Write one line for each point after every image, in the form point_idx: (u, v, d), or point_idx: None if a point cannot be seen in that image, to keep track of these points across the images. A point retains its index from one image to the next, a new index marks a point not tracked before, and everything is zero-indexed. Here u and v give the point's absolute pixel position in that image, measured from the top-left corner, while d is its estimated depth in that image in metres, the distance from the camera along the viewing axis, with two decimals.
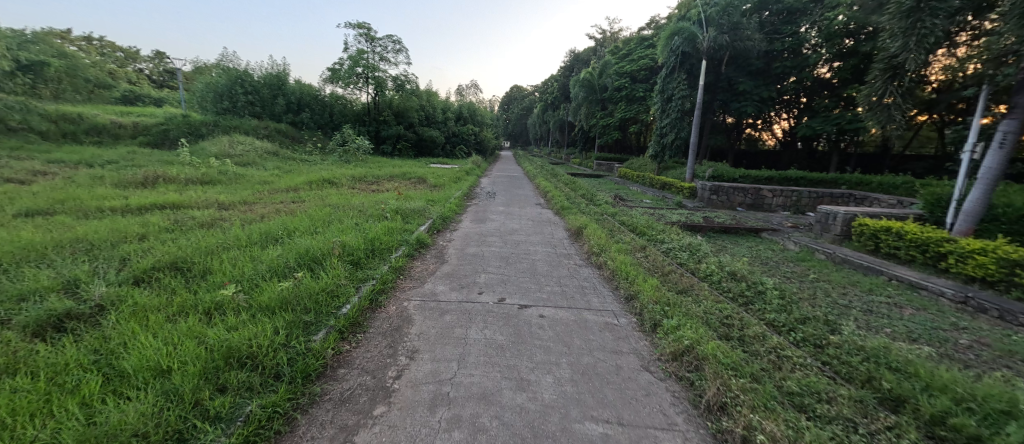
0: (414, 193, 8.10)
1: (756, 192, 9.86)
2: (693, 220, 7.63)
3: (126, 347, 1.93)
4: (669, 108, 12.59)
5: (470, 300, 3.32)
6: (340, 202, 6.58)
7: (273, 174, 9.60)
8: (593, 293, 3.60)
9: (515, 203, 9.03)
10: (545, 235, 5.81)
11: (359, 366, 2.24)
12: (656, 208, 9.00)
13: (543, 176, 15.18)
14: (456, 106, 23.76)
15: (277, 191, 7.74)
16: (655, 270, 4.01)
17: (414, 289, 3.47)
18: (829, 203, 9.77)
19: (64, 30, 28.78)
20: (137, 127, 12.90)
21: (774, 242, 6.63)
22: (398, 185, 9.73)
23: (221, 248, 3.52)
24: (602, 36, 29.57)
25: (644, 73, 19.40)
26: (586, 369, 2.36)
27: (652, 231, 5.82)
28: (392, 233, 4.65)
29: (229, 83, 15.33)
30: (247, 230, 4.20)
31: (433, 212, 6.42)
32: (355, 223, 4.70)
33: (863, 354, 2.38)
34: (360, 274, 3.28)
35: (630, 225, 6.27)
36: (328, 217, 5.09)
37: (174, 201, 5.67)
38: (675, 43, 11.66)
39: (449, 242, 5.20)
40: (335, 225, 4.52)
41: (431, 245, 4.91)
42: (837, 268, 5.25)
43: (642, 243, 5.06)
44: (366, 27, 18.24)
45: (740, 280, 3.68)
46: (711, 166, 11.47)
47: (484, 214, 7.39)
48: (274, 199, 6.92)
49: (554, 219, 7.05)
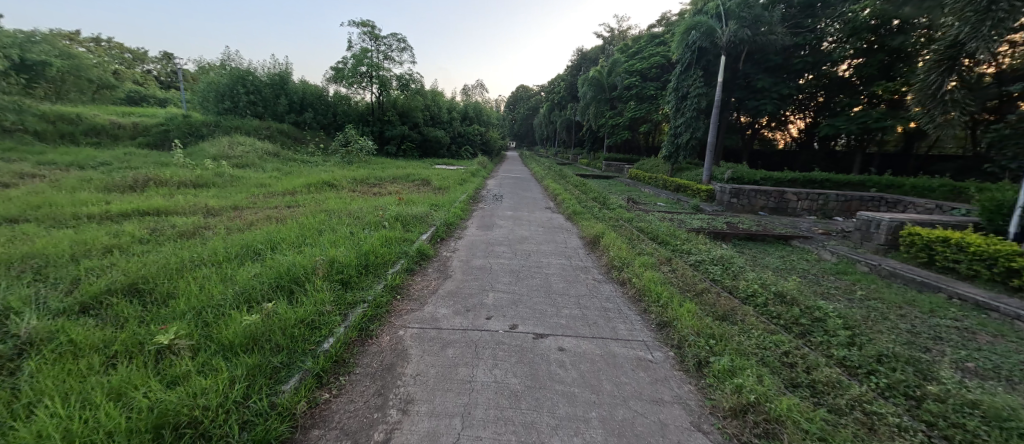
0: (417, 197, 7.66)
1: (780, 195, 9.27)
2: (716, 226, 7.09)
3: (28, 413, 1.47)
4: (684, 107, 12.03)
5: (476, 328, 2.84)
6: (337, 207, 6.15)
7: (271, 177, 9.22)
8: (618, 317, 3.11)
9: (524, 206, 8.55)
10: (557, 244, 5.34)
11: (338, 425, 1.76)
12: (673, 213, 8.46)
13: (551, 177, 14.71)
14: (461, 106, 23.33)
15: (273, 195, 7.34)
16: (688, 289, 3.50)
17: (412, 313, 3.00)
18: (857, 207, 9.18)
19: (72, 31, 28.84)
20: (137, 127, 12.65)
21: (807, 251, 6.08)
22: (400, 188, 9.30)
23: (192, 264, 3.07)
24: (610, 34, 28.96)
25: (655, 71, 18.79)
26: (622, 428, 1.87)
27: (675, 240, 5.31)
28: (391, 244, 4.19)
29: (231, 83, 15.02)
30: (229, 241, 3.75)
31: (436, 218, 5.96)
32: (350, 233, 4.25)
33: (980, 414, 1.87)
34: (349, 296, 2.82)
35: (650, 233, 5.77)
36: (323, 225, 4.64)
37: (159, 207, 5.28)
38: (692, 37, 11.09)
39: (453, 252, 4.73)
40: (328, 235, 4.08)
41: (433, 256, 4.44)
42: (886, 284, 4.69)
43: (666, 255, 4.56)
44: (371, 25, 17.84)
45: (789, 303, 3.18)
46: (729, 167, 10.89)
47: (491, 219, 6.92)
48: (269, 203, 6.51)
49: (566, 225, 6.57)
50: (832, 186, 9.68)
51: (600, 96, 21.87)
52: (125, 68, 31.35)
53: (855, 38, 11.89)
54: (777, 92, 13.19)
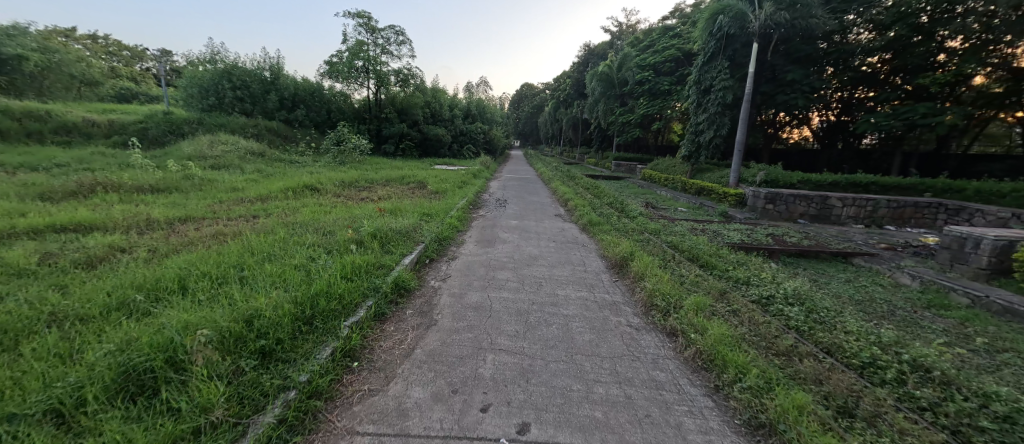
0: (406, 203, 6.66)
1: (823, 200, 8.10)
2: (758, 238, 6.01)
3: None
4: (707, 101, 10.93)
5: (465, 433, 1.77)
6: (309, 219, 5.15)
7: (248, 179, 8.24)
8: (680, 406, 2.04)
9: (530, 214, 7.54)
10: (575, 267, 4.30)
11: None
12: (702, 221, 7.39)
13: (559, 179, 13.57)
14: (464, 103, 22.25)
15: (241, 201, 6.37)
16: (771, 353, 2.44)
17: (369, 400, 1.94)
18: (911, 215, 8.03)
19: (65, 27, 28.05)
20: (112, 125, 11.73)
21: (878, 273, 5.00)
22: (393, 192, 8.31)
23: (45, 325, 2.06)
24: (618, 29, 27.78)
25: (669, 65, 17.64)
26: None
27: (720, 262, 4.27)
28: (359, 275, 3.16)
29: (216, 77, 14.12)
30: (129, 277, 2.72)
31: (425, 232, 4.92)
32: (306, 260, 3.25)
33: None
34: (266, 379, 1.80)
35: (687, 251, 4.69)
36: (275, 246, 3.61)
37: (85, 220, 4.31)
38: (719, 22, 9.96)
39: (441, 282, 3.68)
40: (276, 265, 3.06)
41: (416, 289, 3.41)
42: (1005, 324, 3.59)
43: (720, 288, 3.48)
44: (366, 16, 16.81)
45: (941, 384, 2.10)
46: (760, 169, 9.73)
47: (492, 232, 5.85)
48: (231, 213, 5.54)
49: (582, 239, 5.55)
50: (880, 190, 8.55)
51: (609, 92, 20.73)
52: (122, 66, 30.84)
53: (901, 23, 10.68)
54: (808, 85, 11.98)
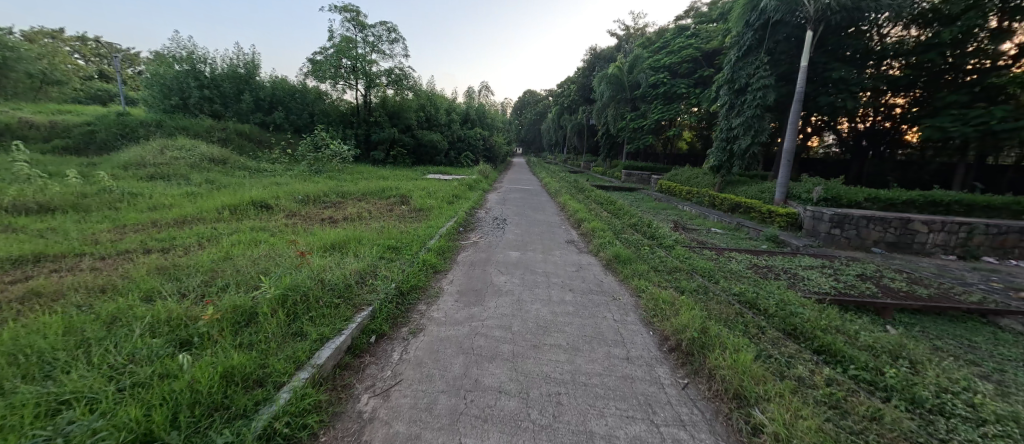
0: (370, 230, 5.07)
1: (904, 224, 6.40)
2: (854, 284, 4.33)
3: None
4: (741, 102, 9.33)
5: None
6: (216, 257, 3.57)
7: (184, 193, 6.63)
8: None
9: (535, 239, 5.94)
10: (612, 355, 2.61)
11: None
12: (758, 252, 5.72)
13: (568, 191, 12.00)
14: (463, 107, 20.70)
15: (149, 226, 4.80)
16: None
17: None
18: (1016, 243, 6.33)
19: (50, 28, 26.77)
20: (54, 127, 10.24)
21: None
22: (364, 209, 6.77)
23: None
24: (626, 31, 26.27)
25: (686, 65, 16.13)
26: None
27: (846, 344, 2.63)
28: (185, 425, 1.51)
29: (182, 75, 12.65)
30: None
31: (382, 283, 3.27)
32: (91, 382, 1.61)
33: None
34: None
35: (779, 318, 3.02)
36: (79, 336, 2.00)
37: None
38: (760, 9, 8.40)
39: (378, 403, 1.99)
40: (1, 409, 1.46)
41: (319, 436, 1.71)
42: None
43: (907, 434, 1.81)
44: (354, 11, 15.30)
45: None
46: (813, 183, 8.05)
47: (482, 273, 4.21)
48: (115, 245, 3.97)
49: (610, 288, 3.90)
50: (969, 210, 6.90)
51: (619, 96, 19.19)
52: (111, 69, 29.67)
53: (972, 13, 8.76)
54: (857, 84, 10.35)
